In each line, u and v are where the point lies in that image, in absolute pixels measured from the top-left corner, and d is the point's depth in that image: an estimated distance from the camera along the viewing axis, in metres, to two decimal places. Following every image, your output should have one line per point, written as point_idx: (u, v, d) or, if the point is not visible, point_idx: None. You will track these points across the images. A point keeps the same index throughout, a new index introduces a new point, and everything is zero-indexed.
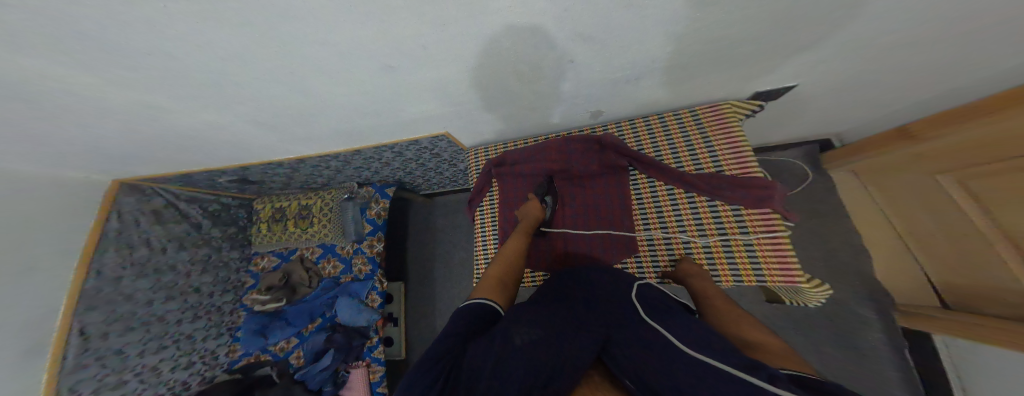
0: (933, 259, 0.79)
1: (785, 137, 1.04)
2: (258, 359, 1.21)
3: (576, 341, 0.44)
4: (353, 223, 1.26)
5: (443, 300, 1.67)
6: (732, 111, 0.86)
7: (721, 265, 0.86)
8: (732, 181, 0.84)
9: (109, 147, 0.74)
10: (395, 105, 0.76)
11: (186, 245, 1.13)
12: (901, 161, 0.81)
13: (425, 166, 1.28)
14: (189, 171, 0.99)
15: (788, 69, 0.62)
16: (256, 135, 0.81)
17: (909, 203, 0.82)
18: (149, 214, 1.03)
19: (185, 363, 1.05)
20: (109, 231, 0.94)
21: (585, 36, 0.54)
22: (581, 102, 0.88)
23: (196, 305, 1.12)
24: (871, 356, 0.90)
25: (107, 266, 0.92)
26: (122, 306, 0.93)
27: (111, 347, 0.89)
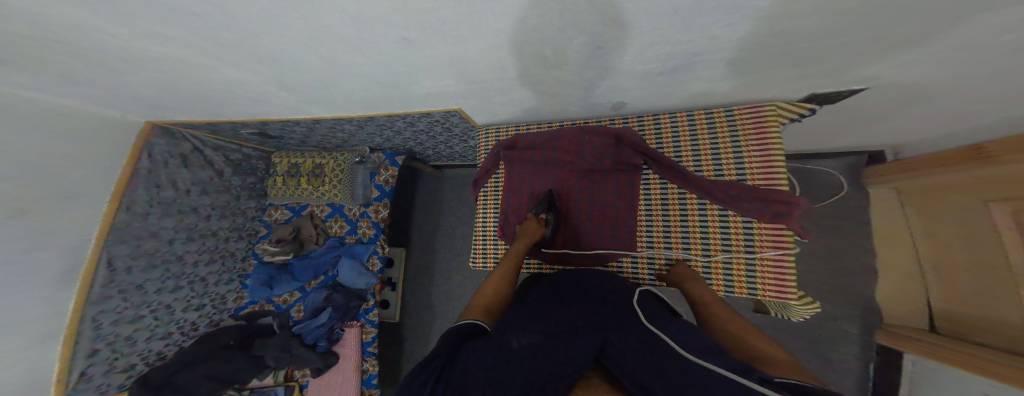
0: (944, 291, 0.77)
1: (833, 147, 0.99)
2: (262, 307, 1.30)
3: (575, 340, 0.45)
4: (361, 187, 1.29)
5: (440, 271, 1.73)
6: (775, 113, 0.78)
7: (716, 275, 0.86)
8: (753, 193, 0.80)
9: (134, 93, 0.75)
10: (411, 77, 0.75)
11: (208, 190, 1.18)
12: (938, 187, 0.77)
13: (436, 138, 1.27)
14: (213, 121, 1.00)
15: (840, 75, 0.58)
16: (271, 92, 0.81)
17: (937, 233, 0.79)
18: (178, 158, 1.07)
19: (196, 304, 1.14)
20: (141, 169, 0.97)
21: (619, 23, 0.51)
22: (606, 92, 0.84)
23: (213, 248, 1.19)
24: (840, 372, 0.97)
25: (136, 202, 0.97)
26: (146, 242, 1.00)
27: (133, 282, 0.97)
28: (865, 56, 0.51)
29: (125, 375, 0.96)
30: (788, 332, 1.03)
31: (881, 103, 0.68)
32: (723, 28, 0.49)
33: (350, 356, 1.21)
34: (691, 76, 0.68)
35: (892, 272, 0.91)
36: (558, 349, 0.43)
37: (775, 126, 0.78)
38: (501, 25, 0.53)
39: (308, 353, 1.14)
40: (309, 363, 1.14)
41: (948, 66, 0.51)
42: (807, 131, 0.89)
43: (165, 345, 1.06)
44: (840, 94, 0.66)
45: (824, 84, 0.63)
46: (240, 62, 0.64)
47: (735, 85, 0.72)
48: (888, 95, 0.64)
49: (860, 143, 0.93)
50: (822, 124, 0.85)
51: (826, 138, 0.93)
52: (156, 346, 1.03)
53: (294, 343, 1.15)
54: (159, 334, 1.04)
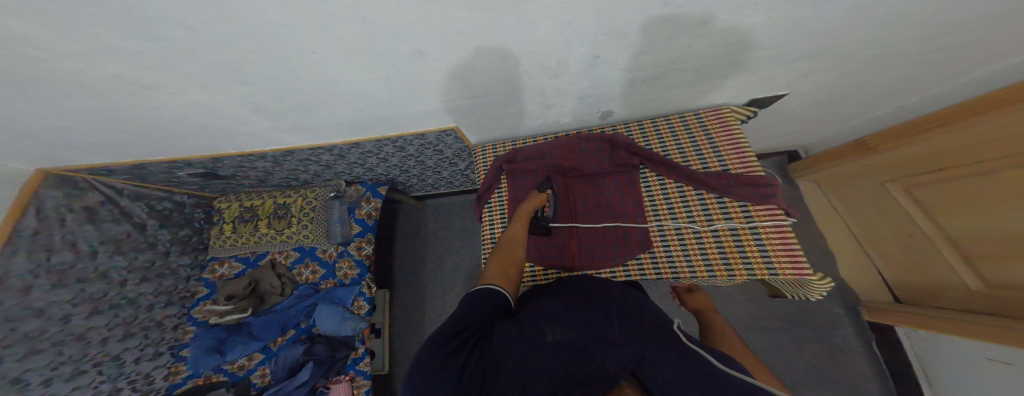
0: (885, 258, 0.94)
1: (774, 146, 1.15)
2: (208, 381, 1.02)
3: (612, 340, 0.43)
4: (338, 223, 1.16)
5: (431, 307, 1.58)
6: (732, 114, 0.88)
7: (735, 263, 0.81)
8: (740, 179, 0.83)
9: (55, 121, 0.62)
10: (413, 96, 0.74)
11: (123, 250, 0.98)
12: (855, 171, 0.94)
13: (424, 163, 1.22)
14: (145, 162, 0.88)
15: (782, 74, 0.66)
16: (247, 118, 0.73)
17: (863, 214, 0.97)
18: (79, 212, 0.89)
19: (108, 390, 0.88)
20: (23, 230, 0.77)
21: (618, 32, 0.53)
22: (598, 100, 0.85)
23: (131, 320, 0.97)
24: (846, 350, 1.00)
25: (9, 275, 0.73)
26: (30, 323, 0.76)
27: (7, 374, 0.71)
28: (814, 55, 0.59)
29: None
30: (790, 322, 1.07)
31: (795, 105, 0.83)
32: (700, 36, 0.54)
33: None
34: (674, 83, 0.72)
35: (842, 250, 1.08)
36: (586, 348, 0.42)
37: (736, 124, 0.87)
38: (513, 33, 0.53)
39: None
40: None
41: (855, 63, 0.62)
42: (767, 130, 0.99)
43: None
44: (767, 98, 0.79)
45: (764, 89, 0.73)
46: (210, 82, 0.58)
47: (694, 93, 0.78)
48: (832, 91, 0.74)
49: (805, 138, 1.07)
50: (781, 126, 0.96)
51: (779, 137, 1.07)
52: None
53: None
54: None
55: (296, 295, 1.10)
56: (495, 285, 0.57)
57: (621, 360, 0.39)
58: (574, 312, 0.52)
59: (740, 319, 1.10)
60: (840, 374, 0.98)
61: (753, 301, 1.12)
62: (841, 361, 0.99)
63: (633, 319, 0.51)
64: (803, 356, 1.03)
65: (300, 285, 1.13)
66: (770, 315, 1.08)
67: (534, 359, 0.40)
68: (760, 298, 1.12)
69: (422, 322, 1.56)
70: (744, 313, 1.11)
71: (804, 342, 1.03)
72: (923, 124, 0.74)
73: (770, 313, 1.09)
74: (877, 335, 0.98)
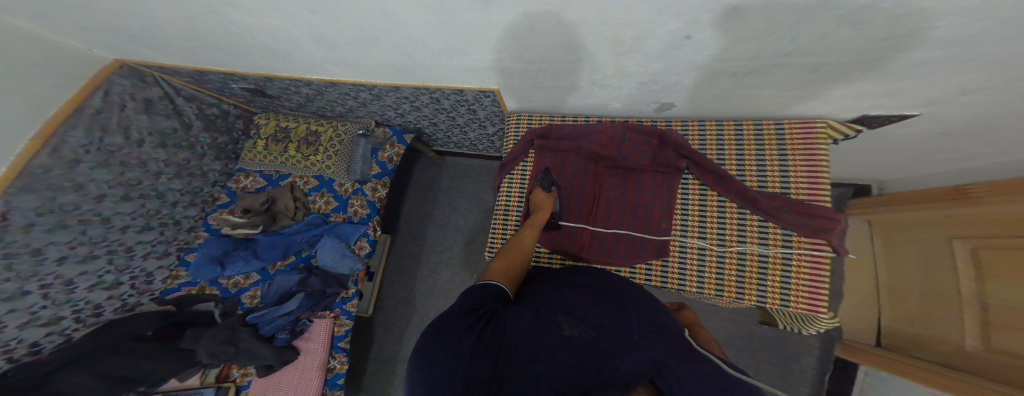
0: (897, 309, 0.91)
1: (836, 171, 1.05)
2: (202, 290, 1.04)
3: (633, 342, 0.38)
4: (360, 162, 1.15)
5: (427, 263, 1.59)
6: (827, 132, 0.73)
7: (749, 287, 0.79)
8: (796, 206, 0.75)
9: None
10: (463, 48, 0.66)
11: (166, 145, 0.99)
12: (923, 219, 0.85)
13: (454, 120, 1.16)
14: (207, 69, 0.85)
15: (903, 94, 0.57)
16: (290, 43, 0.67)
17: (905, 264, 0.90)
18: (139, 102, 0.92)
19: (109, 282, 0.89)
20: (88, 108, 0.82)
21: (731, 10, 0.44)
22: (661, 89, 0.76)
23: (153, 213, 0.98)
24: (797, 374, 1.09)
25: (66, 145, 0.79)
26: (67, 195, 0.80)
27: (29, 244, 0.74)
28: (939, 75, 0.49)
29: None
30: (763, 344, 1.13)
31: (915, 135, 0.71)
32: (845, 24, 0.42)
33: (315, 352, 1.02)
34: (764, 82, 0.63)
35: (856, 294, 1.05)
36: (603, 347, 0.38)
37: (823, 142, 0.73)
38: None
39: (262, 348, 0.95)
40: (259, 359, 0.94)
41: (980, 101, 0.53)
42: (839, 154, 0.90)
43: (47, 334, 0.79)
44: (889, 117, 0.67)
45: (894, 105, 0.61)
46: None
47: (789, 98, 0.68)
48: (936, 126, 0.65)
49: (873, 169, 0.99)
50: (849, 151, 0.87)
51: (843, 163, 0.98)
52: (33, 336, 0.76)
53: (243, 335, 0.95)
54: (42, 320, 0.77)
55: (305, 223, 1.10)
56: (495, 282, 0.56)
57: (639, 364, 0.34)
58: (596, 305, 0.49)
59: (718, 333, 1.15)
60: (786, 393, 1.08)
61: (737, 320, 1.16)
62: (792, 382, 1.09)
63: (655, 323, 0.46)
64: (759, 373, 1.11)
65: (312, 213, 1.13)
66: (747, 337, 1.14)
67: (549, 353, 0.37)
68: (747, 321, 1.15)
69: (415, 275, 1.58)
70: (726, 329, 1.16)
71: (766, 361, 1.11)
72: (977, 191, 0.68)
73: (748, 335, 1.14)
74: (834, 367, 1.06)
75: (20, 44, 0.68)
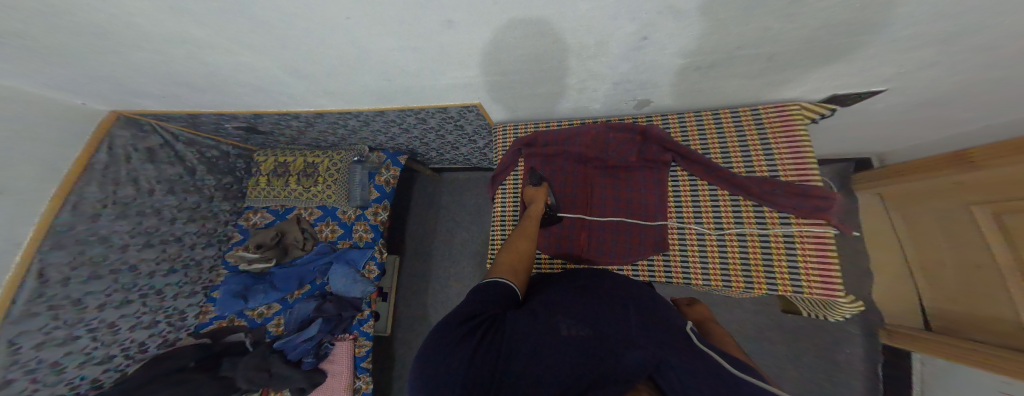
0: (929, 285, 0.85)
1: (830, 149, 1.03)
2: (232, 323, 1.10)
3: (629, 339, 0.39)
4: (359, 188, 1.18)
5: (438, 279, 1.60)
6: (800, 114, 0.74)
7: (757, 275, 0.75)
8: (788, 187, 0.72)
9: (89, 64, 0.62)
10: (437, 67, 0.68)
11: (176, 191, 1.05)
12: (929, 187, 0.82)
13: (445, 137, 1.19)
14: (197, 111, 0.89)
15: (872, 72, 0.57)
16: (277, 78, 0.71)
17: (926, 237, 0.85)
18: (143, 153, 0.96)
19: (148, 322, 0.96)
20: (97, 163, 0.86)
21: (673, 10, 0.46)
22: (635, 87, 0.77)
23: (175, 257, 1.04)
24: (846, 367, 1.01)
25: (85, 201, 0.84)
26: (93, 249, 0.85)
27: (69, 295, 0.80)
28: (904, 51, 0.49)
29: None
30: (796, 336, 1.06)
31: (895, 107, 0.70)
32: (785, 14, 0.44)
33: (340, 374, 1.05)
34: (731, 73, 0.64)
35: (884, 273, 1.00)
36: (602, 345, 0.38)
37: (801, 122, 0.73)
38: (547, 12, 0.48)
39: (292, 372, 0.98)
40: (290, 382, 0.97)
41: (950, 70, 0.53)
42: (829, 133, 0.89)
43: (104, 371, 0.86)
44: (858, 95, 0.66)
45: (861, 84, 0.61)
46: (230, 34, 0.54)
47: (760, 85, 0.68)
48: (917, 98, 0.64)
49: (866, 144, 0.97)
50: (838, 130, 0.86)
51: (836, 141, 0.95)
52: (91, 373, 0.84)
53: (274, 361, 0.99)
54: (96, 358, 0.85)
55: (314, 252, 1.14)
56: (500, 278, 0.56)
57: (638, 359, 0.34)
58: (593, 305, 0.49)
59: (742, 327, 1.10)
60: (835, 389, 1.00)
61: (762, 312, 1.10)
62: (839, 375, 1.00)
63: (653, 322, 0.45)
64: (797, 367, 1.04)
65: (319, 242, 1.18)
66: (778, 329, 1.07)
67: (544, 354, 0.37)
68: (772, 312, 1.10)
69: (428, 292, 1.59)
70: (751, 322, 1.11)
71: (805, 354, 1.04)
72: (989, 150, 0.65)
73: (778, 328, 1.08)
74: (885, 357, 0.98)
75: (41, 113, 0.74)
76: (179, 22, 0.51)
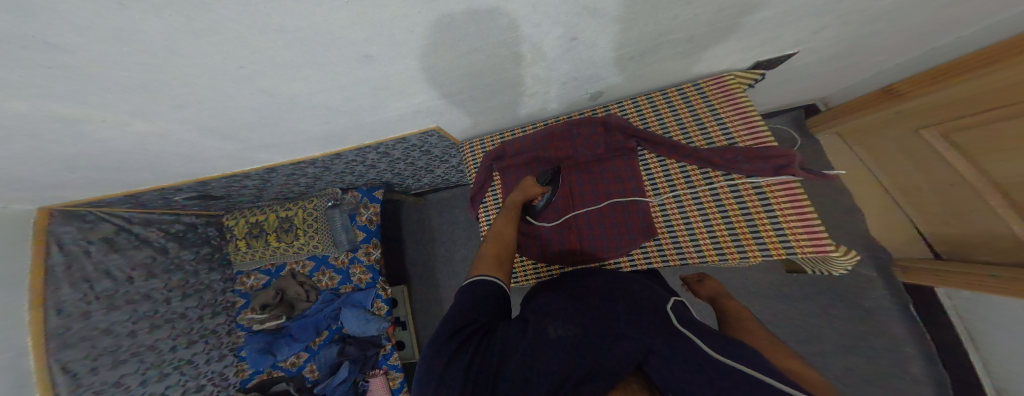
0: (919, 211, 0.83)
1: (787, 103, 1.01)
2: (272, 374, 1.13)
3: (620, 331, 0.38)
4: (342, 231, 1.15)
5: (447, 302, 1.56)
6: (736, 82, 0.73)
7: (747, 242, 0.67)
8: (749, 151, 0.66)
9: (27, 172, 0.59)
10: (383, 102, 0.66)
11: (156, 273, 1.00)
12: (885, 117, 0.81)
13: (415, 164, 1.17)
14: (133, 191, 0.83)
15: (798, 32, 0.55)
16: (225, 144, 0.68)
17: (894, 167, 0.84)
18: (99, 244, 0.89)
19: (196, 386, 1.00)
20: (55, 266, 0.80)
21: (594, 9, 0.44)
22: (584, 83, 0.75)
23: (189, 330, 1.04)
24: (880, 315, 0.94)
25: (67, 304, 0.80)
26: (103, 340, 0.85)
27: (106, 380, 0.83)
28: (821, 9, 0.48)
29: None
30: (815, 294, 1.00)
31: (817, 65, 0.71)
32: (686, 3, 0.44)
33: None
34: (666, 56, 0.62)
35: (871, 208, 0.95)
36: (597, 336, 0.38)
37: (740, 90, 0.72)
38: (474, 32, 0.46)
39: None
40: None
41: (873, 17, 0.51)
42: (773, 91, 0.86)
43: None
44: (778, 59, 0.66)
45: (787, 46, 0.60)
46: (158, 115, 0.51)
47: (691, 63, 0.67)
48: (855, 46, 0.63)
49: (821, 95, 0.96)
50: (800, 85, 0.85)
51: (795, 96, 0.94)
52: None
53: None
54: None
55: (320, 302, 1.11)
56: (488, 277, 0.49)
57: (631, 352, 0.35)
58: (583, 301, 0.46)
59: (757, 297, 1.04)
60: (875, 341, 0.93)
61: (773, 277, 1.05)
62: (874, 326, 0.94)
63: (644, 308, 0.45)
64: (830, 323, 0.98)
65: (323, 291, 1.15)
66: (799, 291, 1.01)
67: (540, 358, 0.36)
68: (779, 272, 1.05)
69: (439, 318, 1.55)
70: (764, 288, 1.05)
71: (830, 309, 0.98)
72: (958, 65, 0.64)
73: (799, 290, 1.02)
74: (914, 296, 0.91)
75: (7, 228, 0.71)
76: (74, 116, 0.46)
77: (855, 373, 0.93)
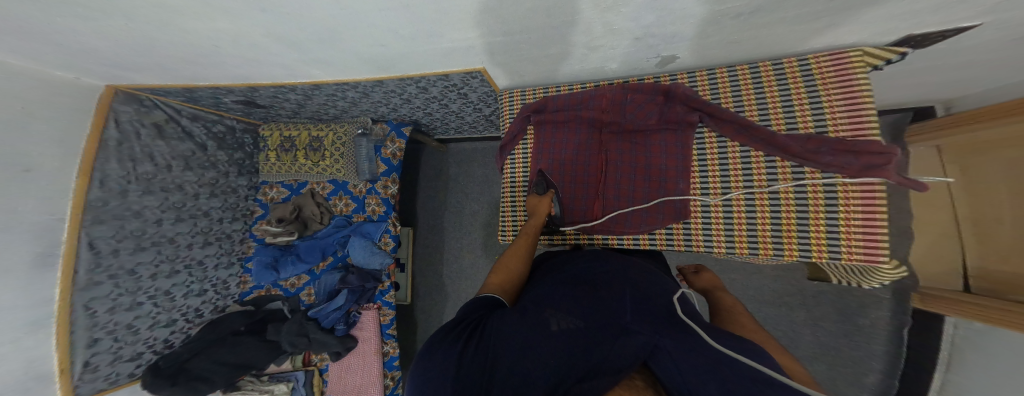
0: (976, 240, 0.79)
1: (890, 98, 0.92)
2: (269, 291, 1.20)
3: (626, 326, 0.37)
4: (365, 161, 1.16)
5: (453, 248, 1.62)
6: (861, 62, 0.60)
7: (788, 243, 0.63)
8: (839, 143, 0.58)
9: (73, 45, 0.56)
10: (448, 30, 0.58)
11: (192, 166, 1.04)
12: (1003, 136, 0.71)
13: (448, 107, 1.11)
14: (191, 86, 0.82)
15: (957, 11, 0.46)
16: (268, 48, 0.62)
17: (990, 193, 0.75)
18: (150, 127, 0.92)
19: (198, 290, 1.06)
20: (109, 139, 0.82)
21: None
22: (661, 42, 0.65)
23: (208, 230, 1.08)
24: (868, 331, 0.98)
25: (110, 177, 0.84)
26: (131, 223, 0.89)
27: (123, 266, 0.87)
28: None
29: (133, 364, 0.91)
30: (817, 300, 1.02)
31: (977, 48, 0.58)
32: None
33: (368, 340, 1.15)
34: (783, 18, 0.54)
35: (928, 231, 0.91)
36: (602, 333, 0.36)
37: (863, 70, 0.60)
38: None
39: (327, 338, 1.07)
40: (329, 347, 1.07)
41: None
42: (888, 80, 0.78)
43: (171, 333, 1.00)
44: (941, 34, 0.54)
45: (936, 22, 0.50)
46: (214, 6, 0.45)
47: (809, 30, 0.58)
48: (1007, 36, 0.53)
49: (914, 95, 0.87)
50: (894, 77, 0.76)
51: (883, 90, 0.86)
52: (162, 334, 0.97)
53: (311, 327, 1.07)
54: (162, 322, 0.97)
55: (332, 225, 1.17)
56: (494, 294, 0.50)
57: (641, 346, 0.33)
58: (602, 295, 0.46)
59: (758, 293, 1.06)
60: (857, 351, 0.98)
61: (782, 277, 1.05)
62: (859, 339, 0.98)
63: (661, 303, 0.45)
64: (814, 329, 1.01)
65: (335, 216, 1.20)
66: (799, 295, 1.03)
67: (536, 351, 0.34)
68: (794, 276, 1.04)
69: (443, 262, 1.63)
70: (769, 286, 1.06)
71: (824, 317, 1.00)
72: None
73: (800, 293, 1.03)
74: (914, 319, 0.93)
75: (65, 101, 0.72)
76: None
77: (816, 375, 1.00)
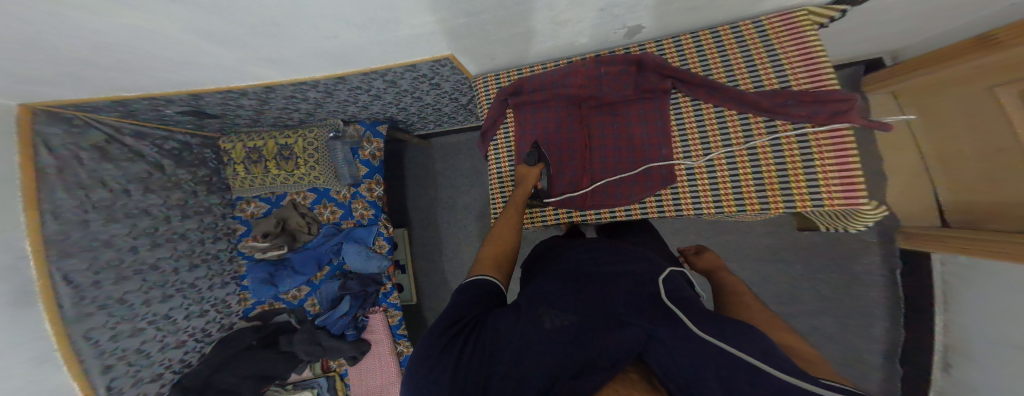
0: (948, 176, 0.79)
1: (852, 52, 0.89)
2: (274, 305, 1.17)
3: (616, 318, 0.34)
4: (345, 165, 1.11)
5: (447, 244, 1.60)
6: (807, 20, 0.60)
7: (772, 198, 0.61)
8: (803, 94, 0.57)
9: None
10: (395, 14, 0.53)
11: (153, 189, 0.98)
12: (943, 76, 0.71)
13: (422, 99, 1.06)
14: (124, 97, 0.75)
15: None
16: (200, 47, 0.56)
17: (950, 129, 0.76)
18: (91, 150, 0.84)
19: (199, 311, 1.03)
20: (47, 167, 0.75)
21: None
22: (624, 12, 0.61)
23: (191, 252, 1.04)
24: (864, 281, 0.99)
25: (63, 209, 0.77)
26: (106, 252, 0.84)
27: (111, 295, 0.83)
28: None
29: (157, 384, 0.92)
30: (811, 257, 1.03)
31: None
32: None
33: (382, 341, 1.13)
34: None
35: (899, 173, 0.91)
36: (595, 326, 0.33)
37: (811, 29, 0.60)
38: None
39: (340, 344, 1.05)
40: (343, 352, 1.05)
41: None
42: (852, 36, 0.75)
43: (185, 352, 0.99)
44: None
45: None
46: (118, 6, 0.40)
47: None
48: None
49: (878, 47, 0.85)
50: (864, 31, 0.73)
51: (849, 45, 0.83)
52: (176, 354, 0.97)
53: (321, 335, 1.05)
54: (172, 344, 0.96)
55: (322, 235, 1.13)
56: (486, 276, 0.47)
57: (631, 342, 0.30)
58: (584, 289, 0.43)
59: (754, 257, 1.06)
60: (854, 301, 0.99)
61: (776, 239, 1.05)
62: (855, 290, 0.99)
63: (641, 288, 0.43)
64: (812, 285, 1.02)
65: (324, 225, 1.16)
66: (794, 254, 1.03)
67: (532, 352, 0.31)
68: (786, 236, 1.04)
69: (439, 259, 1.60)
70: (764, 249, 1.06)
71: (819, 273, 1.01)
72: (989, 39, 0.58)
73: (795, 253, 1.04)
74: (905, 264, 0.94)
75: None
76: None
77: (819, 330, 1.02)
